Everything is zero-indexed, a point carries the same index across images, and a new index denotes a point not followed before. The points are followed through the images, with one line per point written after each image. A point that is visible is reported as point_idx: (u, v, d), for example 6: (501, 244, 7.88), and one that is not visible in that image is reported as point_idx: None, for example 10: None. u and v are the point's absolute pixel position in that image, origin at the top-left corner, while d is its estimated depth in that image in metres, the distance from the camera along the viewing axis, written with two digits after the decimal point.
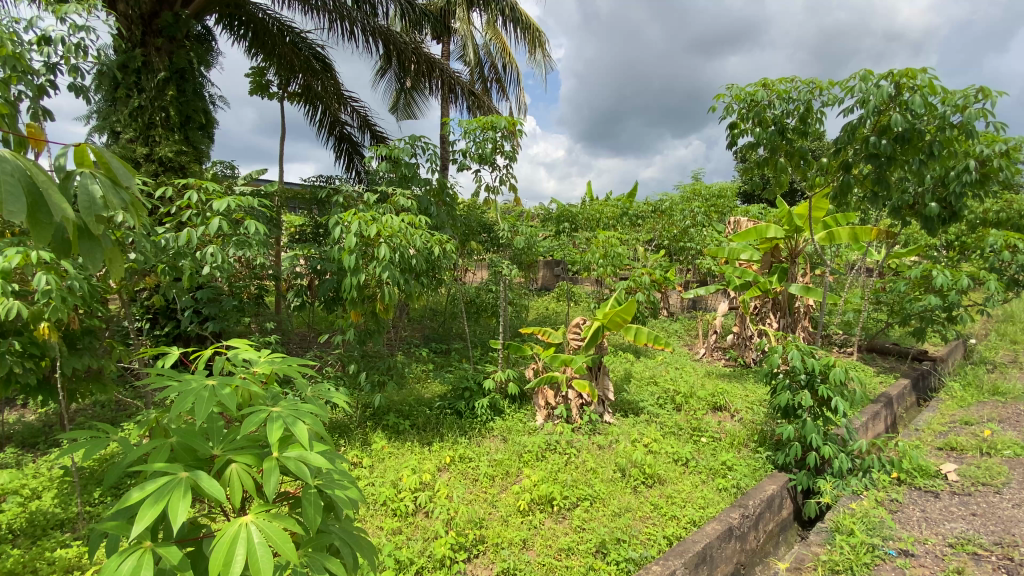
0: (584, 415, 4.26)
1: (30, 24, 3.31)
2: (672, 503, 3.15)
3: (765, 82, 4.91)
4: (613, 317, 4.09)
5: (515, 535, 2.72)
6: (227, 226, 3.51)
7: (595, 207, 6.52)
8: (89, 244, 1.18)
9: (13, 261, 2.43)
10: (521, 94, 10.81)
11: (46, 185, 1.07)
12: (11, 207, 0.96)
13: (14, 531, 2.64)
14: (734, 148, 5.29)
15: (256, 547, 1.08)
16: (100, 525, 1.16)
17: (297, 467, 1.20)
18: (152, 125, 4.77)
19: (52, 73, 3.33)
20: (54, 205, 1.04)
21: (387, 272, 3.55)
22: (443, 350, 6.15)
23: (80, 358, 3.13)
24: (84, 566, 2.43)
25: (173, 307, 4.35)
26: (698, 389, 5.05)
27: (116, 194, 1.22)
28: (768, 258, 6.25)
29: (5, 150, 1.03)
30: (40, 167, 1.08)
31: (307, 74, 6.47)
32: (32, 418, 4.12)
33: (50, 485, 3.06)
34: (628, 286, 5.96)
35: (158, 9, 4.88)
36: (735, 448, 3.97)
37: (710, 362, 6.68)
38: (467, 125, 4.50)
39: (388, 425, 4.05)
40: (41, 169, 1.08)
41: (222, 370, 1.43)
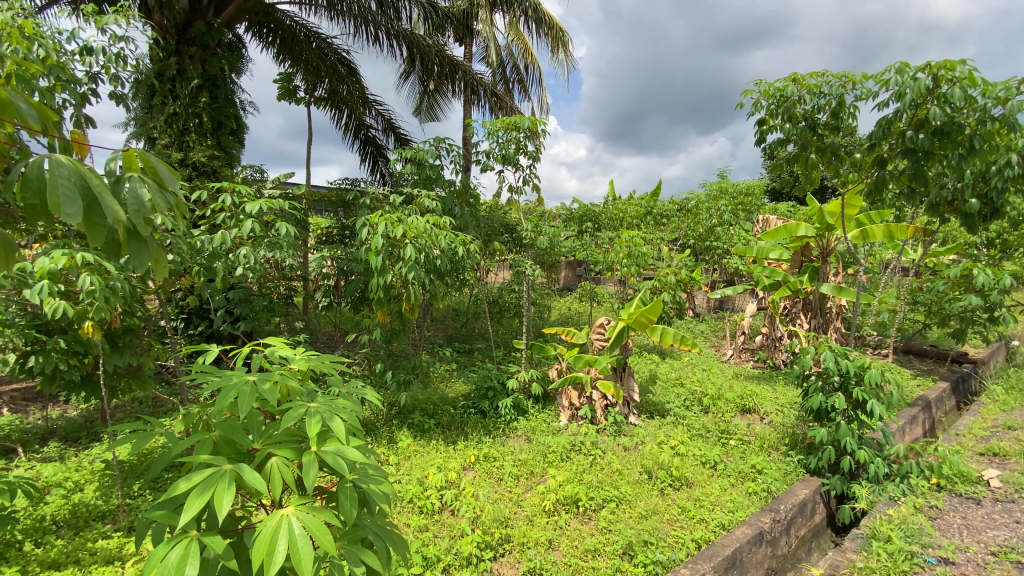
0: (609, 415, 4.22)
1: (73, 35, 3.46)
2: (701, 506, 3.10)
3: (795, 77, 4.80)
4: (639, 317, 4.05)
5: (541, 535, 2.72)
6: (258, 227, 3.62)
7: (619, 205, 6.44)
8: (137, 245, 1.22)
9: (60, 264, 2.54)
10: (543, 94, 10.79)
11: (100, 188, 1.12)
12: (69, 210, 1.01)
13: (58, 522, 2.76)
14: (763, 145, 5.18)
15: (297, 538, 1.11)
16: (149, 514, 1.20)
17: (335, 461, 1.23)
18: (186, 131, 4.92)
19: (94, 82, 3.48)
20: (107, 207, 1.08)
21: (414, 272, 3.60)
22: (466, 350, 6.18)
23: (120, 356, 3.25)
24: (124, 557, 2.51)
25: (206, 307, 4.49)
26: (726, 392, 4.96)
27: (162, 198, 1.27)
28: (799, 257, 6.11)
29: (62, 154, 1.09)
30: (93, 172, 1.13)
31: (333, 78, 6.59)
32: (74, 413, 4.29)
33: (93, 478, 3.18)
34: (654, 286, 5.89)
35: (191, 18, 5.05)
36: (764, 451, 3.88)
37: (738, 363, 6.55)
38: (491, 125, 4.51)
39: (413, 424, 4.08)
40: (93, 173, 1.13)
41: (260, 366, 1.47)
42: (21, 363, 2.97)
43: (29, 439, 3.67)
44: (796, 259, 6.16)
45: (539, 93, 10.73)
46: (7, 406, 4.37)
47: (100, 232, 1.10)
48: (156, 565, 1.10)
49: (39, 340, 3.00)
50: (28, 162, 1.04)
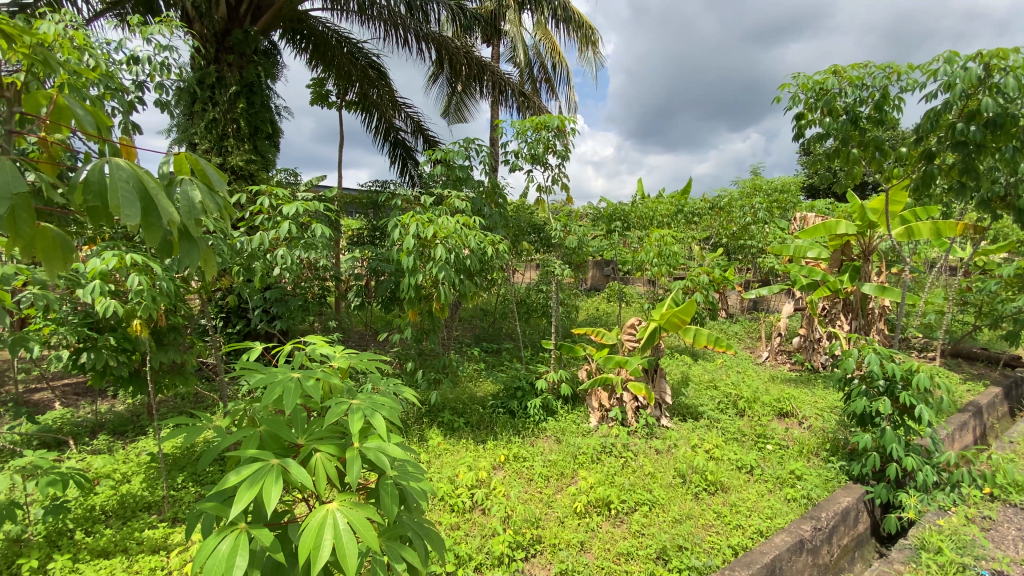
0: (639, 417, 4.16)
1: (121, 46, 3.63)
2: (737, 511, 3.02)
3: (836, 69, 4.64)
4: (671, 317, 3.97)
5: (572, 536, 2.70)
6: (295, 229, 3.72)
7: (649, 204, 6.34)
8: (188, 246, 1.26)
9: (110, 265, 2.65)
10: (571, 94, 10.72)
11: (156, 190, 1.16)
12: (127, 212, 1.06)
13: (108, 511, 2.89)
14: (800, 141, 5.02)
15: (342, 533, 1.13)
16: (200, 506, 1.24)
17: (377, 457, 1.24)
18: (225, 136, 5.09)
19: (140, 89, 3.63)
20: (163, 207, 1.12)
21: (444, 272, 3.63)
22: (494, 350, 6.20)
23: (166, 353, 3.38)
24: (169, 547, 2.60)
25: (244, 307, 4.63)
26: (762, 395, 4.83)
27: (212, 200, 1.31)
28: (838, 256, 5.93)
29: (123, 158, 1.14)
30: (150, 175, 1.18)
31: (363, 82, 6.71)
32: (122, 407, 4.49)
33: (139, 470, 3.31)
34: (686, 286, 5.77)
35: (230, 27, 5.22)
36: (803, 456, 3.76)
37: (774, 366, 6.36)
38: (520, 125, 4.50)
39: (443, 422, 4.11)
40: (150, 176, 1.18)
41: (301, 364, 1.49)
42: (74, 359, 3.12)
43: (81, 432, 3.85)
44: (835, 258, 5.96)
45: (567, 92, 10.67)
46: (61, 400, 4.61)
47: (157, 232, 1.14)
48: (206, 556, 1.13)
49: (91, 337, 3.15)
50: (91, 167, 1.09)
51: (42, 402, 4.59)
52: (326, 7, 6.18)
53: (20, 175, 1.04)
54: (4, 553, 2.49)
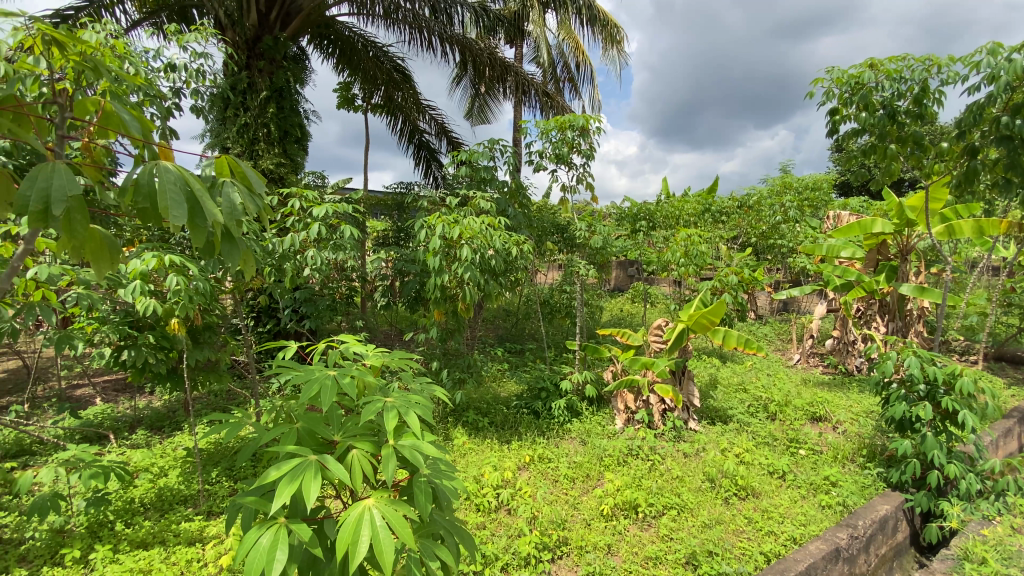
0: (667, 420, 4.10)
1: (159, 54, 3.76)
2: (769, 517, 2.95)
3: (872, 62, 4.50)
4: (700, 319, 3.89)
5: (599, 539, 2.67)
6: (324, 230, 3.80)
7: (675, 203, 6.23)
8: (229, 247, 1.29)
9: (150, 265, 2.75)
10: (595, 93, 10.65)
11: (201, 193, 1.20)
12: (176, 215, 1.09)
13: (147, 504, 2.98)
14: (834, 136, 4.88)
15: (379, 530, 1.14)
16: (241, 499, 1.27)
17: (412, 455, 1.26)
18: (255, 140, 5.22)
19: (177, 96, 3.76)
20: (208, 209, 1.16)
21: (469, 273, 3.65)
22: (517, 350, 6.21)
23: (201, 351, 3.48)
24: (204, 539, 2.68)
25: (274, 307, 4.74)
26: (793, 398, 4.70)
27: (252, 202, 1.35)
28: (874, 254, 5.78)
29: (171, 162, 1.17)
30: (195, 178, 1.22)
31: (388, 85, 6.80)
32: (158, 403, 4.64)
33: (176, 464, 3.42)
34: (714, 286, 5.66)
35: (260, 34, 5.35)
36: (838, 462, 3.65)
37: (806, 368, 6.21)
38: (545, 125, 4.49)
39: (468, 422, 4.12)
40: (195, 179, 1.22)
41: (336, 362, 1.52)
42: (116, 356, 3.24)
43: (120, 427, 4.00)
44: (871, 257, 5.81)
45: (591, 91, 10.60)
46: (101, 396, 4.80)
47: (202, 234, 1.18)
48: (248, 548, 1.16)
49: (131, 336, 3.26)
50: (142, 170, 1.12)
51: (84, 398, 4.78)
52: (352, 12, 6.28)
53: (76, 178, 1.09)
54: (50, 542, 2.60)
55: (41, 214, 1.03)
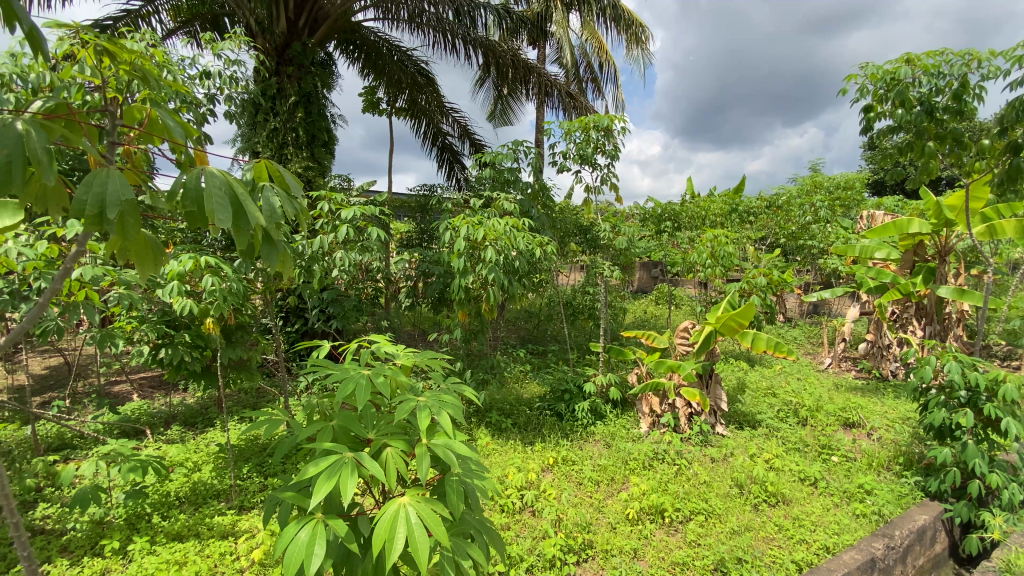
0: (693, 424, 4.04)
1: (195, 62, 3.89)
2: (800, 525, 2.87)
3: (910, 57, 4.38)
4: (728, 321, 3.79)
5: (625, 543, 2.65)
6: (352, 232, 3.88)
7: (700, 203, 6.09)
8: (268, 249, 1.33)
9: (188, 267, 2.86)
10: (618, 93, 10.57)
11: (245, 198, 1.23)
12: (221, 219, 1.14)
13: (182, 497, 3.08)
14: (868, 134, 4.74)
15: (413, 527, 1.16)
16: (280, 496, 1.31)
17: (445, 454, 1.27)
18: (284, 145, 5.35)
19: (211, 102, 3.88)
20: (252, 213, 1.19)
21: (494, 274, 3.67)
22: (540, 352, 6.20)
23: (234, 349, 3.58)
24: (236, 533, 2.75)
25: (302, 307, 4.85)
26: (825, 403, 4.58)
27: (290, 205, 1.39)
28: (910, 256, 5.57)
29: (215, 166, 1.21)
30: (238, 183, 1.25)
31: (412, 89, 6.88)
32: (192, 400, 4.79)
33: (209, 459, 3.52)
34: (742, 288, 5.56)
35: (289, 40, 5.48)
36: (873, 470, 3.54)
37: (838, 373, 6.05)
38: (569, 125, 4.48)
39: (491, 422, 4.13)
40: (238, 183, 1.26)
41: (368, 362, 1.54)
42: (154, 354, 3.37)
43: (156, 422, 4.14)
44: (907, 259, 5.60)
45: (614, 92, 10.53)
46: (138, 392, 4.98)
47: (245, 237, 1.22)
48: (287, 543, 1.19)
49: (168, 334, 3.38)
50: (188, 175, 1.16)
51: (122, 394, 4.96)
52: (378, 17, 6.38)
53: (127, 182, 1.13)
54: (90, 533, 2.71)
55: (96, 218, 1.08)
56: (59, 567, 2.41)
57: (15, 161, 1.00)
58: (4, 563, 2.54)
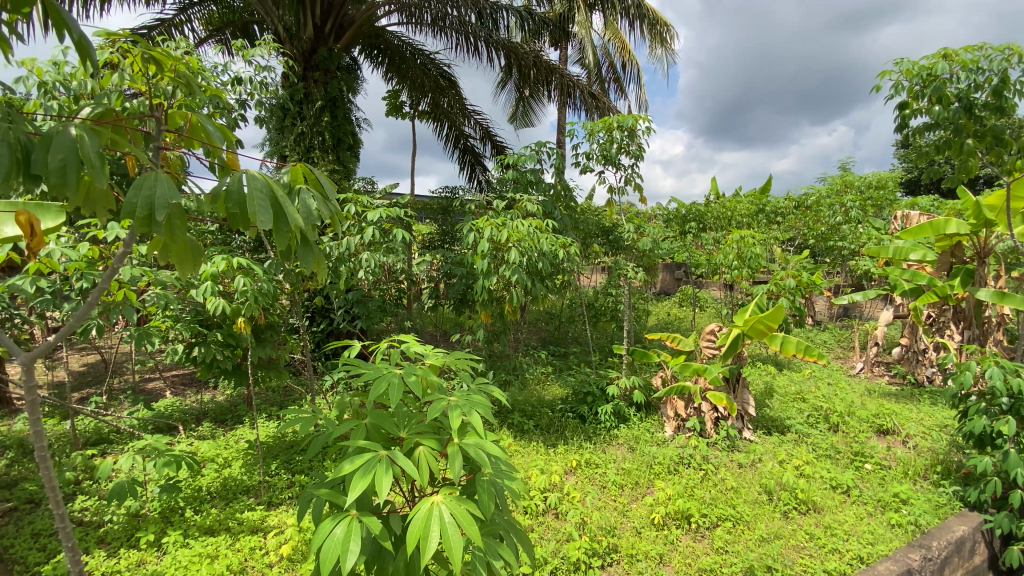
0: (720, 428, 3.98)
1: (227, 68, 4.00)
2: (832, 534, 2.80)
3: (947, 53, 4.24)
4: (757, 324, 3.72)
5: (650, 547, 2.62)
6: (378, 234, 3.94)
7: (726, 203, 5.98)
8: (304, 249, 1.36)
9: (220, 266, 2.98)
10: (641, 92, 10.48)
11: (284, 199, 1.27)
12: (264, 220, 1.17)
13: (213, 492, 3.16)
14: (903, 131, 4.60)
15: (447, 526, 1.17)
16: (315, 492, 1.34)
17: (476, 453, 1.28)
18: (311, 148, 5.45)
19: (242, 107, 3.98)
20: (292, 214, 1.23)
21: (517, 275, 3.68)
22: (562, 353, 6.17)
23: (263, 348, 3.67)
24: (265, 528, 2.81)
25: (328, 307, 4.93)
26: (857, 409, 4.45)
27: (326, 207, 1.42)
28: (947, 258, 5.38)
29: (257, 169, 1.24)
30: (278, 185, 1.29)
31: (435, 92, 6.94)
32: (221, 397, 4.91)
33: (238, 456, 3.60)
34: (769, 290, 5.45)
35: (316, 46, 5.58)
36: (909, 479, 3.43)
37: (870, 378, 5.88)
38: (592, 126, 4.46)
39: (513, 423, 4.13)
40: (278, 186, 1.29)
41: (399, 361, 1.56)
42: (188, 352, 3.47)
43: (188, 419, 4.26)
44: (944, 260, 5.40)
45: (637, 92, 10.45)
46: (171, 389, 5.13)
47: (285, 238, 1.25)
48: (323, 539, 1.21)
49: (201, 333, 3.47)
50: (232, 178, 1.20)
51: (156, 391, 5.11)
52: (402, 21, 6.46)
53: (174, 185, 1.17)
54: (126, 525, 2.80)
55: (146, 220, 1.11)
56: (97, 557, 2.50)
57: (70, 165, 1.04)
58: (45, 553, 2.65)
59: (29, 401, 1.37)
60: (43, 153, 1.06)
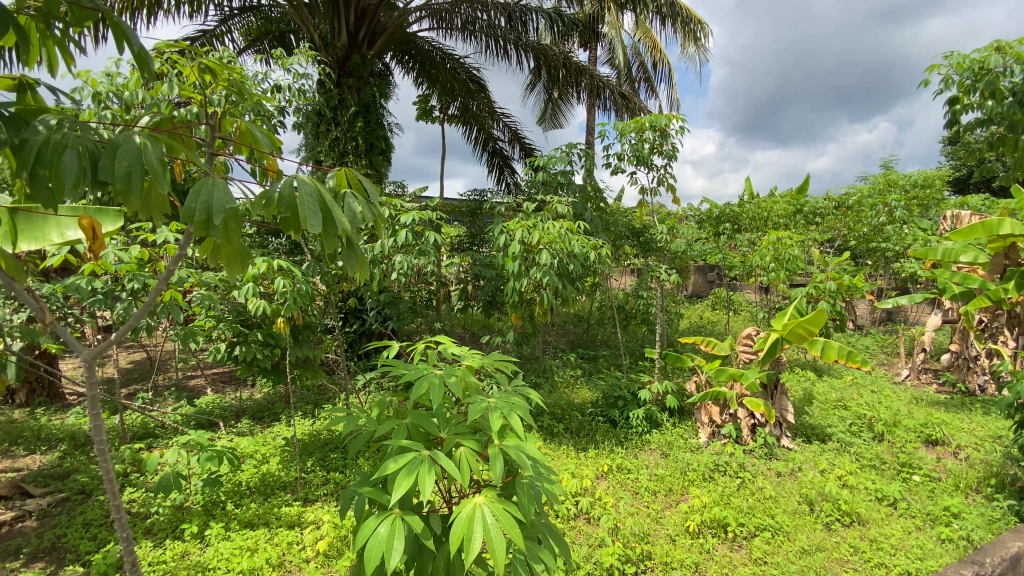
0: (757, 436, 3.87)
1: (266, 76, 4.13)
2: (879, 548, 2.69)
3: (1001, 45, 4.03)
4: (796, 329, 3.60)
5: (685, 556, 2.58)
6: (410, 237, 4.00)
7: (762, 203, 5.82)
8: (349, 252, 1.40)
9: (261, 269, 3.04)
10: (673, 92, 10.32)
11: (332, 203, 1.31)
12: (313, 225, 1.20)
13: (252, 487, 3.26)
14: (953, 128, 4.39)
15: (490, 527, 1.18)
16: (357, 490, 1.37)
17: (517, 455, 1.29)
18: (345, 153, 5.57)
19: (281, 114, 4.11)
20: (339, 217, 1.26)
21: (548, 277, 3.67)
22: (591, 356, 6.12)
23: (301, 348, 3.77)
24: (302, 523, 2.89)
25: (361, 309, 5.02)
26: (903, 418, 4.27)
27: (369, 211, 1.46)
28: (1001, 259, 5.10)
29: (306, 174, 1.29)
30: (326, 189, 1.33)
31: (464, 96, 7.01)
32: (259, 396, 5.06)
33: (275, 452, 3.71)
34: (809, 294, 5.29)
35: (350, 53, 5.71)
36: (960, 492, 3.26)
37: (917, 385, 5.62)
38: (623, 126, 4.41)
39: (543, 426, 4.11)
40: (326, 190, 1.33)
41: (437, 362, 1.59)
42: (229, 351, 3.60)
43: (228, 415, 4.41)
44: (997, 262, 5.12)
45: (668, 91, 10.30)
46: (211, 387, 5.32)
47: (333, 241, 1.29)
48: (367, 537, 1.24)
49: (242, 333, 3.59)
50: (284, 182, 1.24)
51: (197, 388, 5.32)
52: (432, 27, 6.56)
53: (229, 190, 1.22)
54: (171, 517, 2.92)
55: (203, 224, 1.17)
56: (145, 548, 2.61)
57: (134, 172, 1.10)
58: (96, 542, 2.78)
59: (90, 397, 1.44)
60: (109, 160, 1.12)
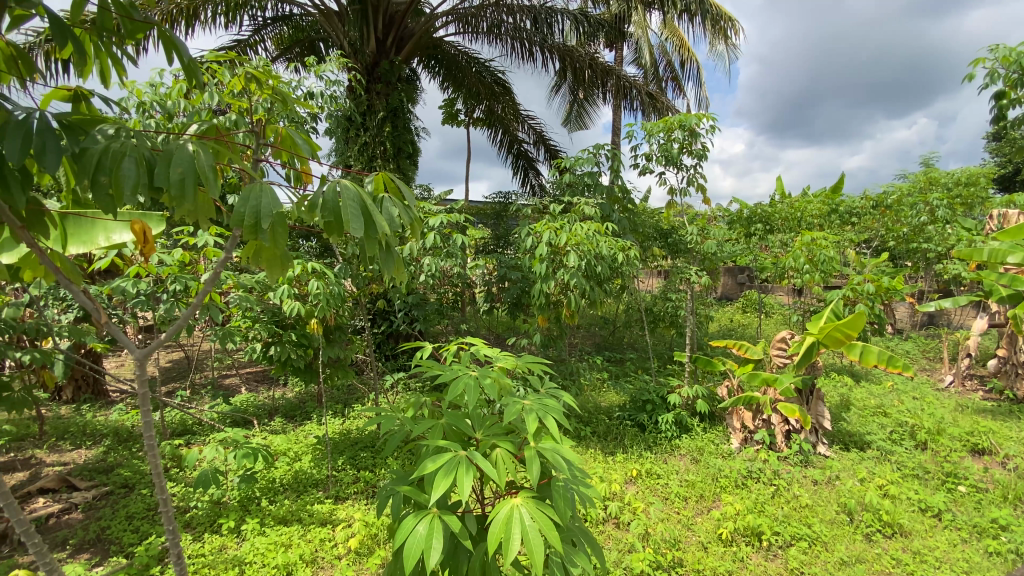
0: (791, 442, 3.78)
1: (299, 84, 4.24)
2: (922, 561, 2.59)
3: None
4: (834, 332, 3.49)
5: (718, 564, 2.53)
6: (438, 239, 4.04)
7: (796, 203, 5.67)
8: (386, 254, 1.42)
9: (297, 271, 3.13)
10: (701, 91, 10.16)
11: (372, 206, 1.33)
12: (355, 228, 1.23)
13: (286, 484, 3.35)
14: (1000, 123, 4.19)
15: (528, 529, 1.19)
16: (395, 488, 1.39)
17: (554, 458, 1.29)
18: (374, 157, 5.68)
19: (313, 120, 4.21)
20: (379, 219, 1.29)
21: (576, 279, 3.67)
22: (618, 359, 6.06)
23: (332, 348, 3.85)
24: (334, 520, 2.94)
25: (390, 311, 5.10)
26: (947, 426, 4.09)
27: (406, 214, 1.49)
28: None
29: (347, 177, 1.32)
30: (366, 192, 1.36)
31: (490, 99, 7.04)
32: (291, 395, 5.18)
33: (307, 450, 3.79)
34: (845, 296, 5.13)
35: (378, 59, 5.81)
36: (1010, 504, 3.11)
37: (962, 392, 5.38)
38: (651, 126, 4.37)
39: (570, 430, 4.09)
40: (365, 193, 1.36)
41: (471, 363, 1.60)
42: (264, 351, 3.70)
43: (262, 414, 4.54)
44: None
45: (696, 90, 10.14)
46: (245, 386, 5.49)
47: (373, 243, 1.31)
48: (406, 535, 1.26)
49: (277, 333, 3.69)
50: (327, 186, 1.27)
51: (232, 386, 5.50)
52: (459, 31, 6.62)
53: (276, 195, 1.26)
54: (210, 512, 3.01)
55: (252, 228, 1.21)
56: (185, 541, 2.70)
57: (188, 178, 1.15)
58: (139, 534, 2.90)
59: (142, 392, 1.51)
60: (164, 167, 1.18)
